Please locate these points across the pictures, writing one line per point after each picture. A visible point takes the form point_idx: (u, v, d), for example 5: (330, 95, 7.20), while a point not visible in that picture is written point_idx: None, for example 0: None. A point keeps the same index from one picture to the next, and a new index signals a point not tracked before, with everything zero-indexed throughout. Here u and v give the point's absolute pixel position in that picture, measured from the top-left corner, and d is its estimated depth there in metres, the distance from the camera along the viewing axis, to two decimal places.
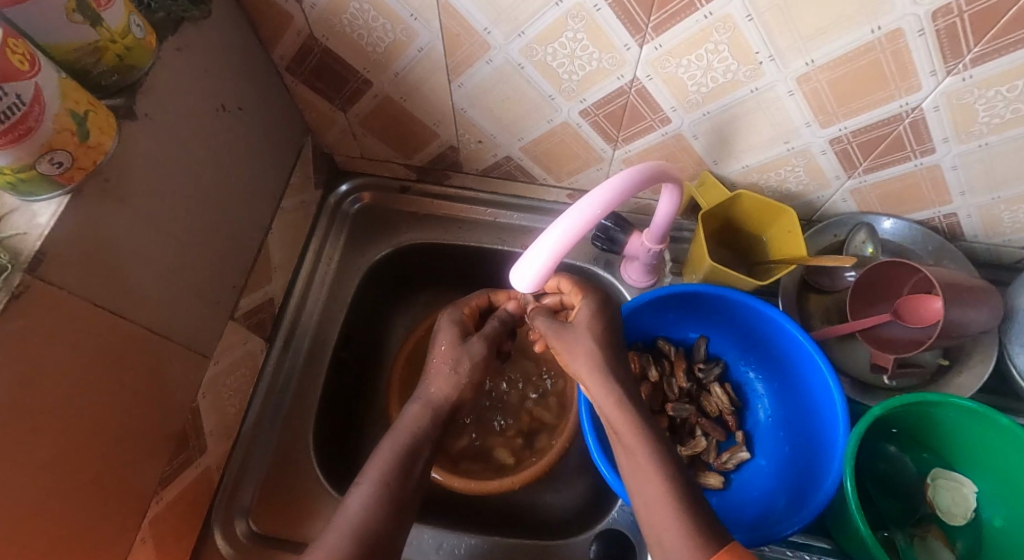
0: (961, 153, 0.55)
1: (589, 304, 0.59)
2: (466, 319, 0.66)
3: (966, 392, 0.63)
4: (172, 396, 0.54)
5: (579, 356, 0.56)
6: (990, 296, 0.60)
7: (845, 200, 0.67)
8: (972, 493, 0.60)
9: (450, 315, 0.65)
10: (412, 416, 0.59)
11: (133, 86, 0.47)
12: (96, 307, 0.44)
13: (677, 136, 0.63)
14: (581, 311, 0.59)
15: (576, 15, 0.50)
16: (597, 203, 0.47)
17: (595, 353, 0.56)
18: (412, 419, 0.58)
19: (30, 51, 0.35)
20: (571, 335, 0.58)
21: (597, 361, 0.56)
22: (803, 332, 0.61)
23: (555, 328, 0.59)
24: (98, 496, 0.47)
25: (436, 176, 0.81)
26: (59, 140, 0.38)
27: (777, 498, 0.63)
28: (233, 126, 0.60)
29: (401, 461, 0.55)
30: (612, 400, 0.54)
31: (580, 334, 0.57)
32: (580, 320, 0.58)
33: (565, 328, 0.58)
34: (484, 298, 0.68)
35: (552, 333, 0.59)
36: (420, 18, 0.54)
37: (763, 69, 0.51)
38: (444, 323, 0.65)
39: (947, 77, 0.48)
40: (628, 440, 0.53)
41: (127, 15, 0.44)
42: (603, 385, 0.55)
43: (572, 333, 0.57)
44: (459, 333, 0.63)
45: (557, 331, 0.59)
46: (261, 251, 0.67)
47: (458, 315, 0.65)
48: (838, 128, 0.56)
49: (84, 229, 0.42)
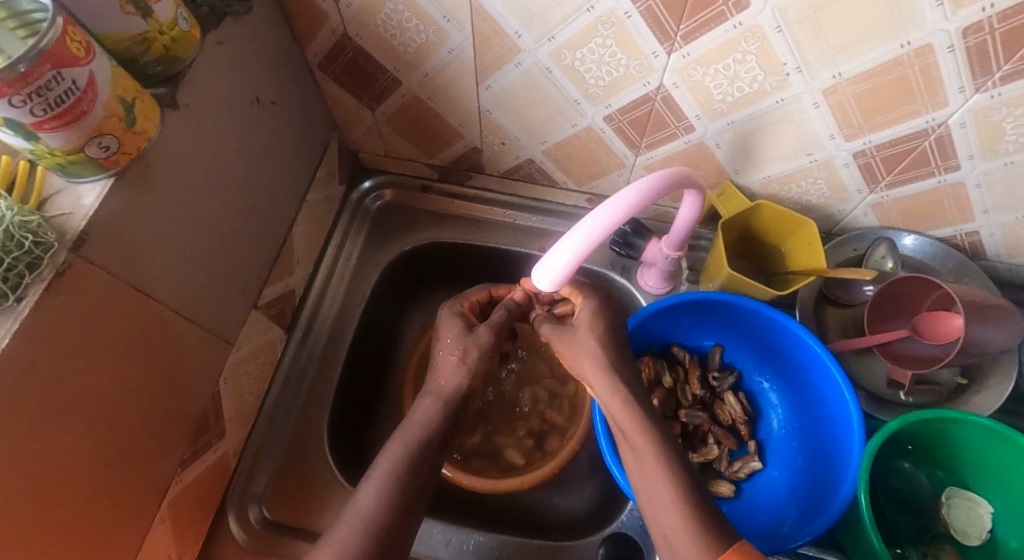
0: (986, 171, 0.55)
1: (589, 303, 0.61)
2: (467, 313, 0.66)
3: (984, 411, 0.62)
4: (196, 380, 0.55)
5: (582, 358, 0.57)
6: (1010, 316, 0.60)
7: (866, 214, 0.67)
8: (988, 514, 0.60)
9: (451, 308, 0.66)
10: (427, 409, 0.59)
11: (176, 77, 0.48)
12: (130, 289, 0.45)
13: (700, 144, 0.63)
14: (582, 312, 0.61)
15: (606, 22, 0.51)
16: (619, 206, 0.47)
17: (599, 353, 0.57)
18: (426, 414, 0.59)
19: (87, 39, 0.37)
20: (573, 336, 0.59)
21: (601, 362, 0.56)
22: (820, 343, 0.61)
23: (559, 332, 0.60)
24: (123, 473, 0.48)
25: (458, 177, 0.82)
26: (108, 125, 0.40)
27: (789, 509, 0.63)
28: (266, 119, 0.61)
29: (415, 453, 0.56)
30: (615, 397, 0.54)
31: (582, 336, 0.58)
32: (583, 321, 0.60)
33: (568, 331, 0.59)
34: (484, 293, 0.69)
35: (554, 336, 0.60)
36: (453, 20, 0.56)
37: (790, 80, 0.52)
38: (446, 317, 0.65)
39: (975, 94, 0.48)
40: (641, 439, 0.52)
41: (175, 8, 0.45)
42: (606, 383, 0.55)
43: (575, 334, 0.58)
44: (463, 326, 0.64)
45: (560, 334, 0.60)
46: (286, 242, 0.69)
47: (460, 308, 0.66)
48: (862, 141, 0.56)
49: (123, 212, 0.44)
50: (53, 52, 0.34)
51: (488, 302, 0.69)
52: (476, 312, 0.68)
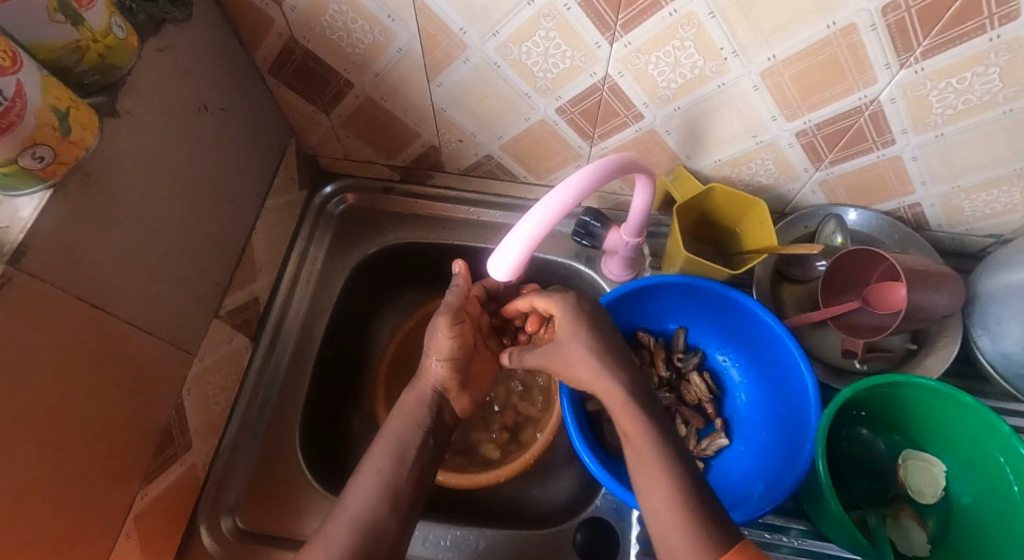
0: (919, 144, 0.58)
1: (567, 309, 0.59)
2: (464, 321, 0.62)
3: (935, 374, 0.65)
4: (156, 392, 0.55)
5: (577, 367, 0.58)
6: (952, 281, 0.62)
7: (814, 192, 0.69)
8: (941, 472, 0.62)
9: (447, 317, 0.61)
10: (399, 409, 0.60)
11: (115, 85, 0.48)
12: (78, 301, 0.45)
13: (650, 132, 0.64)
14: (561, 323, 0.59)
15: (547, 15, 0.52)
16: (567, 194, 0.48)
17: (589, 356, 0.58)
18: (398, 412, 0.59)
19: (12, 49, 0.36)
20: (561, 352, 0.59)
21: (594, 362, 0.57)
22: (775, 318, 0.63)
23: (546, 353, 0.60)
24: (82, 489, 0.48)
25: (419, 176, 0.82)
26: (42, 135, 0.39)
27: (756, 480, 0.64)
28: (216, 127, 0.61)
29: (385, 450, 0.56)
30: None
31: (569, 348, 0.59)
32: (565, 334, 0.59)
33: (553, 348, 0.60)
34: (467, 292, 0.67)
35: (541, 359, 0.61)
36: (397, 19, 0.56)
37: (728, 64, 0.53)
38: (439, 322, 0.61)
39: (901, 70, 0.50)
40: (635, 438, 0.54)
41: (108, 15, 0.45)
42: None
43: (563, 350, 0.59)
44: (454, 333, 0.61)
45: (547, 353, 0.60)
46: (245, 250, 0.68)
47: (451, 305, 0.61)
48: (802, 121, 0.58)
49: (65, 224, 0.43)
50: None
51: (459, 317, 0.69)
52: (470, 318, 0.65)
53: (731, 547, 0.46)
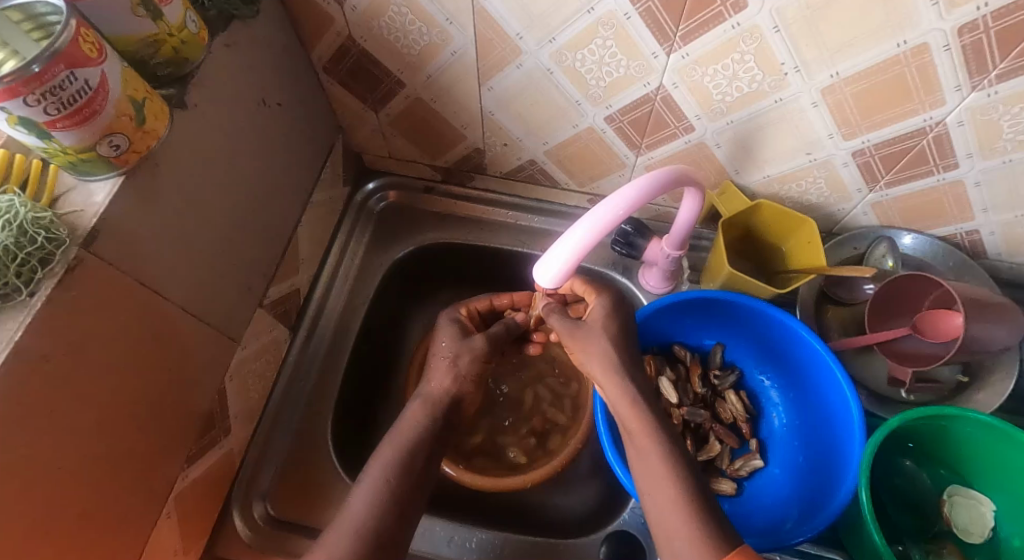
0: (984, 169, 0.56)
1: (603, 301, 0.60)
2: (465, 320, 0.68)
3: (987, 409, 0.62)
4: (202, 376, 0.56)
5: (593, 355, 0.56)
6: (1010, 313, 0.60)
7: (866, 213, 0.67)
8: (990, 512, 0.60)
9: (450, 316, 0.68)
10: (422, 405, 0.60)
11: (185, 78, 0.49)
12: (139, 286, 0.46)
13: (700, 144, 0.64)
14: (594, 309, 0.60)
15: (606, 23, 0.52)
16: (618, 204, 0.48)
17: (611, 351, 0.56)
18: (421, 409, 0.60)
19: (99, 41, 0.38)
20: (587, 335, 0.58)
21: (612, 360, 0.56)
22: (821, 341, 0.61)
23: (569, 327, 0.59)
24: (131, 466, 0.49)
25: (461, 178, 0.83)
26: (119, 124, 0.41)
27: (791, 505, 0.63)
28: (272, 121, 0.62)
29: (416, 449, 0.57)
30: (624, 393, 0.54)
31: (594, 333, 0.57)
32: (594, 318, 0.59)
33: (579, 327, 0.58)
34: (485, 302, 0.70)
35: (564, 331, 0.59)
36: (455, 22, 0.57)
37: (788, 80, 0.52)
38: (445, 322, 0.67)
39: (972, 92, 0.49)
40: (639, 439, 0.53)
41: (184, 10, 0.46)
42: (623, 383, 0.55)
43: (587, 333, 0.57)
44: (459, 333, 0.65)
45: (570, 330, 0.59)
46: (291, 242, 0.70)
47: (458, 315, 0.68)
48: (860, 140, 0.56)
49: (133, 211, 0.45)
50: (65, 53, 0.35)
51: (490, 311, 0.71)
52: (476, 319, 0.70)
53: (733, 547, 0.46)
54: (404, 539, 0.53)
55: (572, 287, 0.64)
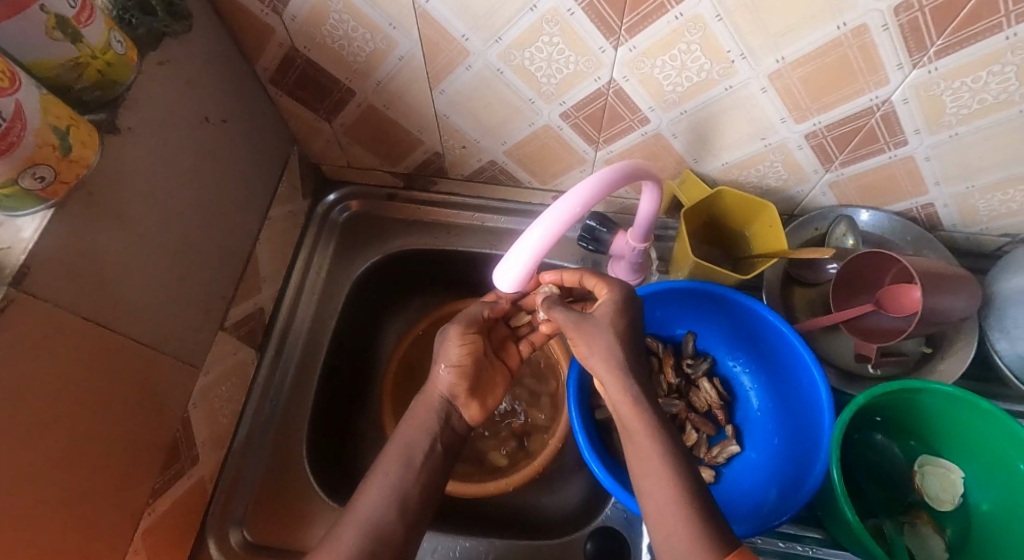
0: (933, 144, 0.57)
1: (612, 297, 0.57)
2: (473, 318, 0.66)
3: (951, 378, 0.64)
4: (162, 406, 0.54)
5: (597, 350, 0.54)
6: (968, 283, 0.61)
7: (825, 193, 0.68)
8: (960, 479, 0.61)
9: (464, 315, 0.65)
10: (429, 409, 0.58)
11: (115, 101, 0.47)
12: (80, 319, 0.44)
13: (657, 136, 0.64)
14: (603, 305, 0.57)
15: (550, 20, 0.51)
16: (575, 203, 0.47)
17: (614, 352, 0.54)
18: (423, 420, 0.58)
19: (11, 68, 0.36)
20: (592, 328, 0.55)
21: (605, 356, 0.54)
22: (787, 324, 0.62)
23: (575, 320, 0.56)
24: (91, 507, 0.47)
25: (423, 183, 0.81)
26: (42, 154, 0.39)
27: (768, 488, 0.63)
28: (218, 138, 0.60)
29: (427, 457, 0.55)
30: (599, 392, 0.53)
31: (601, 329, 0.55)
32: (603, 314, 0.56)
33: (586, 319, 0.56)
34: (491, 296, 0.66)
35: (570, 323, 0.57)
36: (398, 27, 0.55)
37: (735, 67, 0.52)
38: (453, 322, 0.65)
39: (914, 70, 0.49)
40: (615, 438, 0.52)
41: (107, 31, 0.45)
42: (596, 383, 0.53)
43: (593, 327, 0.55)
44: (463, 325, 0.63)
45: (576, 322, 0.56)
46: (249, 261, 0.68)
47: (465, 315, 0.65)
48: (812, 123, 0.57)
49: (68, 243, 0.43)
50: None
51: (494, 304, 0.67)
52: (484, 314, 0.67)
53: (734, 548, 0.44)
54: (411, 554, 0.52)
55: (583, 279, 0.62)
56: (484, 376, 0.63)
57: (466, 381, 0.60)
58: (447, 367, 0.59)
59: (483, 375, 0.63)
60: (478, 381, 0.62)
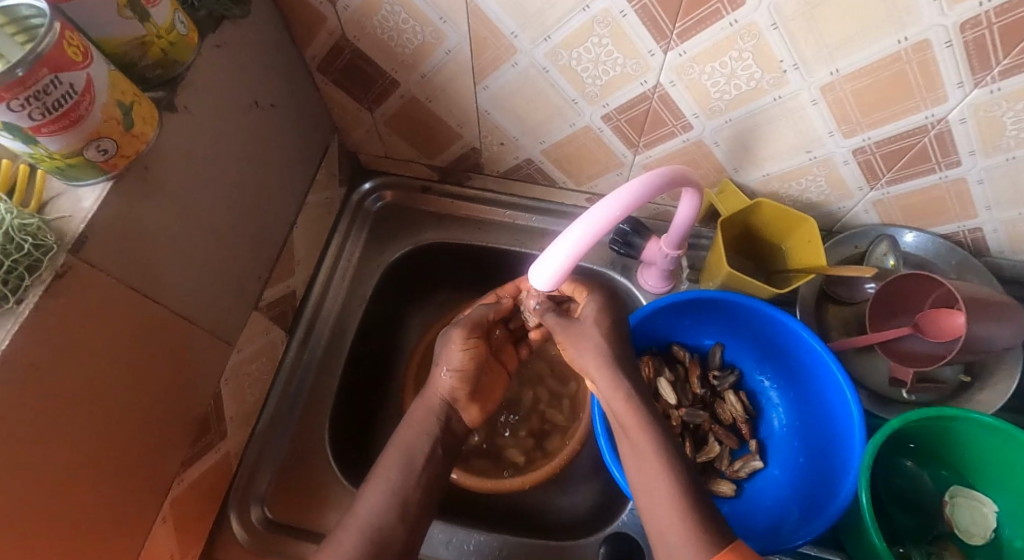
0: (987, 167, 0.55)
1: (594, 300, 0.59)
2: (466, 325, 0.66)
3: (988, 409, 0.62)
4: (197, 380, 0.56)
5: (588, 350, 0.55)
6: (1015, 313, 0.59)
7: (867, 211, 0.66)
8: (992, 513, 0.59)
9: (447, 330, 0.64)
10: (428, 412, 0.59)
11: (174, 80, 0.49)
12: (128, 290, 0.46)
13: (698, 143, 0.63)
14: (586, 308, 0.59)
15: (601, 21, 0.51)
16: (615, 205, 0.47)
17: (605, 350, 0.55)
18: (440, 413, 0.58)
19: (84, 44, 0.38)
20: (580, 331, 0.56)
21: (606, 356, 0.54)
22: (820, 342, 0.61)
23: (564, 322, 0.57)
24: (125, 472, 0.49)
25: (458, 177, 0.82)
26: (106, 128, 0.40)
27: (791, 506, 0.62)
28: (265, 122, 0.62)
29: (427, 461, 0.57)
30: (626, 396, 0.53)
31: (589, 329, 0.57)
32: (587, 316, 0.58)
33: (574, 324, 0.57)
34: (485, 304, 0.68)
35: (560, 328, 0.57)
36: (450, 21, 0.56)
37: (787, 78, 0.52)
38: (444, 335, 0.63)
39: (975, 89, 0.48)
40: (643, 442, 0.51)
41: (172, 12, 0.46)
42: (618, 383, 0.53)
43: (581, 328, 0.56)
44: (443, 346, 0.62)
45: (564, 326, 0.57)
46: (286, 244, 0.69)
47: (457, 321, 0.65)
48: (861, 138, 0.56)
49: (122, 215, 0.44)
50: (50, 57, 0.34)
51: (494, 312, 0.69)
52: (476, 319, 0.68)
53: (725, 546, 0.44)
54: None
55: (566, 285, 0.64)
56: (483, 380, 0.64)
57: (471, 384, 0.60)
58: (450, 372, 0.59)
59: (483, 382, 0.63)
60: (477, 386, 0.63)
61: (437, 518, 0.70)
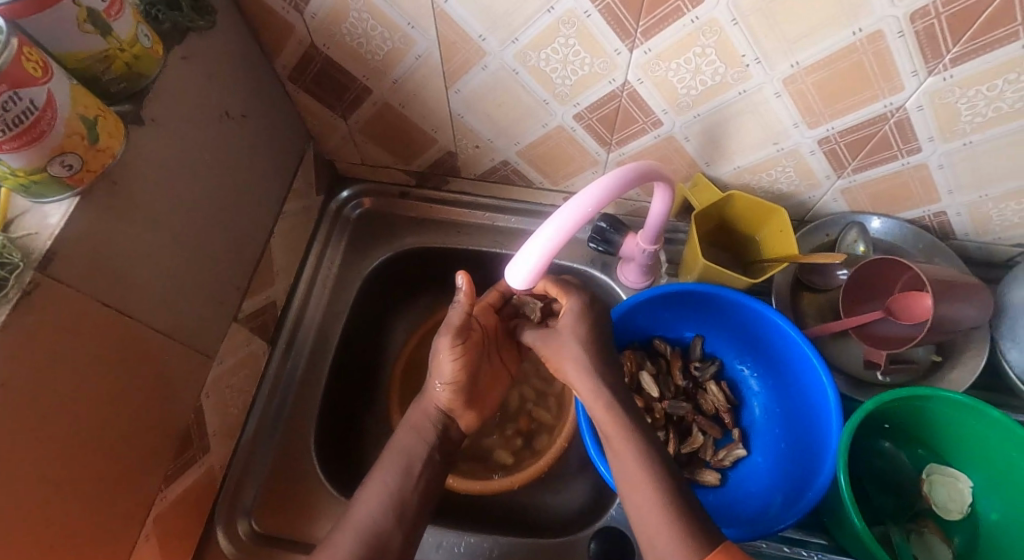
0: (946, 152, 0.57)
1: (572, 305, 0.59)
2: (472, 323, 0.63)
3: (961, 387, 0.63)
4: (176, 395, 0.55)
5: (568, 361, 0.57)
6: (979, 292, 0.61)
7: (836, 199, 0.68)
8: (968, 488, 0.61)
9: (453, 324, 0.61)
10: (424, 417, 0.60)
11: (141, 93, 0.48)
12: (101, 305, 0.45)
13: (669, 138, 0.64)
14: (566, 314, 0.59)
15: (567, 21, 0.52)
16: (587, 202, 0.48)
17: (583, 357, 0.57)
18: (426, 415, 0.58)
19: (43, 59, 0.37)
20: (559, 342, 0.59)
21: (584, 364, 0.56)
22: (796, 329, 0.62)
23: (543, 337, 0.61)
24: (105, 490, 0.48)
25: (435, 181, 0.82)
26: (70, 143, 0.40)
27: (774, 492, 0.63)
28: (237, 133, 0.61)
29: (425, 467, 0.57)
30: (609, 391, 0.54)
31: (582, 334, 0.57)
32: (564, 325, 0.59)
33: (552, 336, 0.60)
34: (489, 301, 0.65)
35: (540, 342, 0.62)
36: (417, 26, 0.56)
37: (750, 72, 0.53)
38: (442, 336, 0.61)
39: (929, 77, 0.49)
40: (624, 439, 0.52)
41: (135, 25, 0.46)
42: (593, 389, 0.55)
43: (559, 340, 0.59)
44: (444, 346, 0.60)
45: (546, 337, 0.61)
46: (264, 254, 0.69)
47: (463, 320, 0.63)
48: (825, 128, 0.57)
49: (92, 231, 0.44)
50: (8, 73, 0.34)
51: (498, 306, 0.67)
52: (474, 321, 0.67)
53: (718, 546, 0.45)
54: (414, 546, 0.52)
55: (560, 279, 0.64)
56: (478, 384, 0.65)
57: (462, 393, 0.61)
58: (442, 385, 0.60)
59: (477, 389, 0.65)
60: (472, 394, 0.63)
61: (433, 523, 0.70)
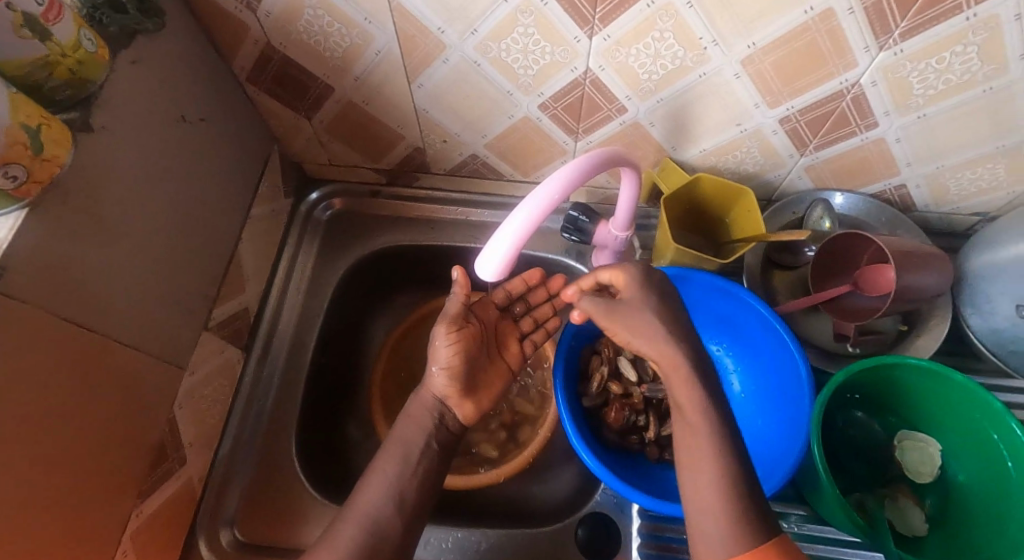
0: (903, 125, 0.58)
1: (633, 278, 0.55)
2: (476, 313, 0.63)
3: (926, 354, 0.65)
4: (147, 407, 0.54)
5: (637, 335, 0.52)
6: (939, 260, 0.62)
7: (801, 177, 0.69)
8: (937, 451, 0.62)
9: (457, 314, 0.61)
10: (423, 408, 0.60)
11: (88, 99, 0.47)
12: (60, 320, 0.44)
13: (635, 124, 0.64)
14: (627, 290, 0.55)
15: (525, 11, 0.51)
16: (552, 190, 0.48)
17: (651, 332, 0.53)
18: None
19: None
20: (625, 315, 0.53)
21: (656, 337, 0.52)
22: (765, 306, 0.63)
23: (605, 309, 0.54)
24: (76, 508, 0.47)
25: (405, 179, 0.82)
26: (13, 154, 0.39)
27: (753, 468, 0.64)
28: (196, 137, 0.60)
29: (423, 456, 0.57)
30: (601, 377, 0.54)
31: (634, 311, 0.53)
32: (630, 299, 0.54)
33: (617, 309, 0.54)
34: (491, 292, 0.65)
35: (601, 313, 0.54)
36: (374, 21, 0.55)
37: (708, 54, 0.53)
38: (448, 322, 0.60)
39: (881, 52, 0.50)
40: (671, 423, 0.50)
41: (77, 29, 0.45)
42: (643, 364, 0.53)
43: (627, 314, 0.53)
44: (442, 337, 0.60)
45: (608, 311, 0.54)
46: (232, 261, 0.67)
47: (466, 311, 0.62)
48: (785, 108, 0.58)
49: (44, 243, 0.43)
50: None
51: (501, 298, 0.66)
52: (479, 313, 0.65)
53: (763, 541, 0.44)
54: (398, 544, 0.52)
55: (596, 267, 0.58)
56: (480, 375, 0.63)
57: (457, 383, 0.60)
58: (439, 370, 0.59)
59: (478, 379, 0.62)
60: (473, 385, 0.62)
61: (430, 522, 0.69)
